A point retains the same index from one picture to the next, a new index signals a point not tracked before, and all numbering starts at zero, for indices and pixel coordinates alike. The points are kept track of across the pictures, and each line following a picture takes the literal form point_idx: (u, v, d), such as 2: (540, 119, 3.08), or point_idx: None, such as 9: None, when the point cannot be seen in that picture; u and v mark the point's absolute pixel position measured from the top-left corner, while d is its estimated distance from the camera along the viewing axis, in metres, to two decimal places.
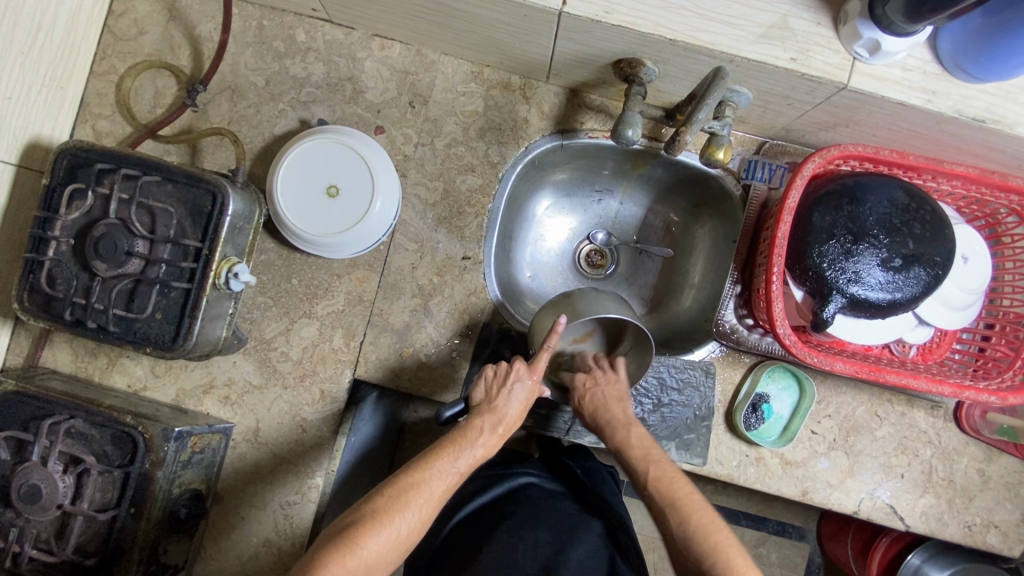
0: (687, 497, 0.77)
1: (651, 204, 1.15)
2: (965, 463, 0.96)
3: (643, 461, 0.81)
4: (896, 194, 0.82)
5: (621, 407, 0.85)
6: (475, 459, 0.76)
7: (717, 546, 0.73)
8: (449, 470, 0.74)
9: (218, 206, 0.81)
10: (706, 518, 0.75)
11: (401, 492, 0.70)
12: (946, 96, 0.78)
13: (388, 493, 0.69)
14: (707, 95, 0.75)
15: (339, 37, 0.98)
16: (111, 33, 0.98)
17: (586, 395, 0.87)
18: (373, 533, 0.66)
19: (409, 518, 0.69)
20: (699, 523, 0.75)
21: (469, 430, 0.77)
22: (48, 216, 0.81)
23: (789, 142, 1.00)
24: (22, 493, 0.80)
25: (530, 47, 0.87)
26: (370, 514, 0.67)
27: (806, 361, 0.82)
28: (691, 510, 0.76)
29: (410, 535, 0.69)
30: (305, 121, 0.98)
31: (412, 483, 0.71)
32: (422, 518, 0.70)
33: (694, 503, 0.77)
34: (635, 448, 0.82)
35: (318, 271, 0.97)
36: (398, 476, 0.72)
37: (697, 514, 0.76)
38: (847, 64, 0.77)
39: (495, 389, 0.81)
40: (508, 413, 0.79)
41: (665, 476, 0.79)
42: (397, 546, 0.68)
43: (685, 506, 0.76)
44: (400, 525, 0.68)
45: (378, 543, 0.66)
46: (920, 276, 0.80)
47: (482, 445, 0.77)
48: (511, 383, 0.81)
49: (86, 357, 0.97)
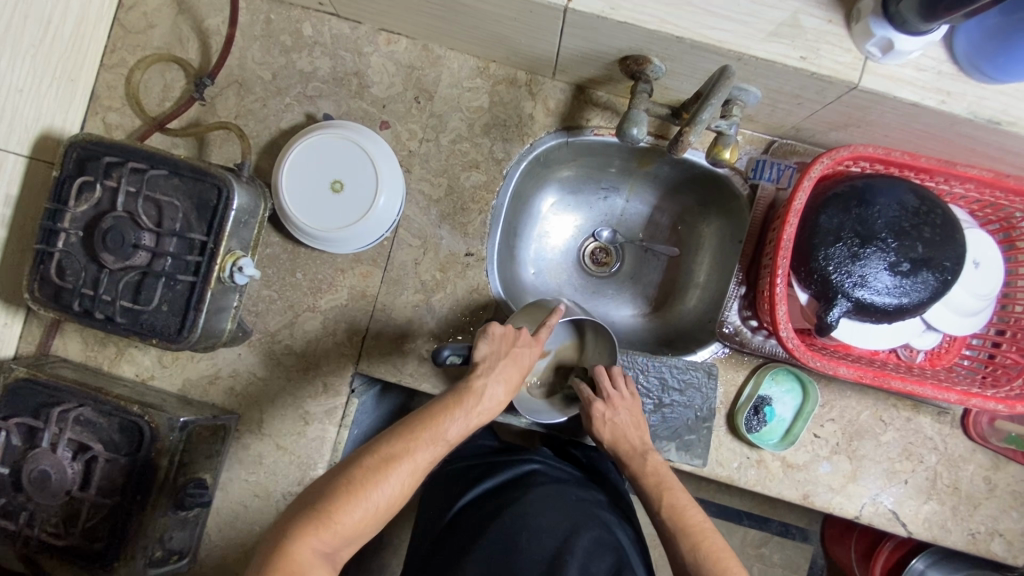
0: (698, 531, 0.79)
1: (658, 202, 1.14)
2: (971, 471, 0.95)
3: (656, 487, 0.84)
4: (906, 196, 0.81)
5: (637, 434, 0.87)
6: (465, 428, 0.75)
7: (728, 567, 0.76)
8: (439, 440, 0.73)
9: (223, 200, 0.82)
10: (717, 546, 0.78)
11: (384, 463, 0.69)
12: (961, 97, 0.76)
13: (373, 462, 0.69)
14: (713, 94, 0.74)
15: (346, 31, 0.98)
16: (122, 27, 0.99)
17: (604, 424, 0.86)
18: (354, 505, 0.66)
19: (391, 488, 0.69)
20: (709, 550, 0.77)
21: (466, 395, 0.76)
22: (58, 208, 0.82)
23: (799, 142, 0.98)
24: (33, 478, 0.82)
25: (536, 43, 0.87)
26: (353, 486, 0.67)
27: (809, 365, 0.81)
28: (701, 539, 0.78)
29: (388, 506, 0.69)
30: (311, 116, 0.98)
31: (396, 453, 0.70)
32: (404, 489, 0.70)
33: (705, 531, 0.80)
34: (648, 475, 0.85)
35: (323, 265, 0.98)
36: (381, 444, 0.70)
37: (708, 542, 0.78)
38: (858, 63, 0.76)
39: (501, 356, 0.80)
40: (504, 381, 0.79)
41: (680, 505, 0.82)
42: (376, 516, 0.68)
43: (699, 536, 0.79)
44: (383, 494, 0.68)
45: (353, 516, 0.66)
46: (928, 281, 0.79)
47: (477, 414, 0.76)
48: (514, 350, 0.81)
49: (96, 346, 0.99)
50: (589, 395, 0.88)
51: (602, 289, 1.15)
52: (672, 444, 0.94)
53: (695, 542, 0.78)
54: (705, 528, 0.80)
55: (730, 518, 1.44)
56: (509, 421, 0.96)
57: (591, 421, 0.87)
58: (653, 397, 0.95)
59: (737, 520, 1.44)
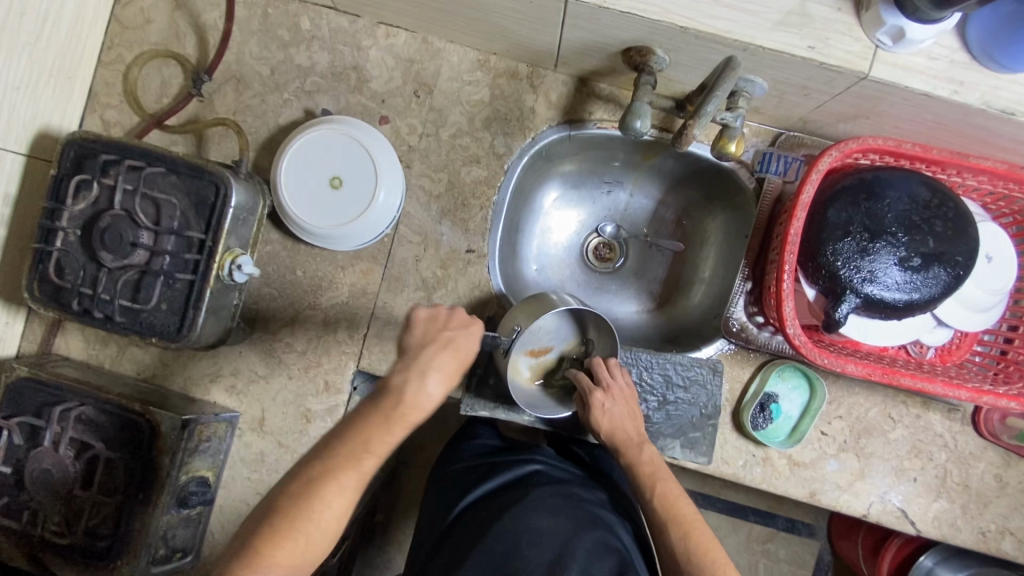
0: (686, 521, 0.80)
1: (662, 197, 1.12)
2: (982, 468, 0.93)
3: (650, 478, 0.83)
4: (917, 189, 0.79)
5: (633, 425, 0.86)
6: (398, 426, 0.72)
7: (714, 562, 0.77)
8: (360, 450, 0.70)
9: (221, 198, 0.81)
10: (705, 536, 0.78)
11: (308, 489, 0.67)
12: (974, 87, 0.74)
13: (299, 488, 0.67)
14: (717, 86, 0.72)
15: (344, 25, 0.97)
16: (119, 22, 0.98)
17: (605, 413, 0.84)
18: (286, 537, 0.65)
19: (324, 512, 0.67)
20: (700, 542, 0.78)
21: (386, 397, 0.72)
22: (56, 206, 0.82)
23: (806, 134, 0.96)
24: (34, 476, 0.84)
25: (537, 35, 0.85)
26: (285, 517, 0.66)
27: (816, 362, 0.80)
28: (692, 530, 0.79)
29: (330, 529, 0.67)
30: (310, 111, 0.97)
31: (320, 473, 0.68)
32: (342, 508, 0.68)
33: (695, 523, 0.80)
34: (644, 464, 0.84)
35: (323, 263, 0.97)
36: (301, 472, 0.69)
37: (697, 533, 0.79)
38: (868, 52, 0.73)
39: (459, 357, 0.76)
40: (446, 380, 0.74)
41: (671, 495, 0.82)
42: (321, 539, 0.67)
43: (693, 528, 0.79)
44: (315, 520, 0.66)
45: (283, 554, 0.65)
46: (939, 276, 0.77)
47: (401, 413, 0.72)
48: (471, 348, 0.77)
49: (97, 345, 0.99)
50: (587, 385, 0.86)
51: (606, 285, 1.13)
52: (677, 442, 0.93)
53: (685, 533, 0.79)
54: (695, 520, 0.80)
55: (736, 514, 1.43)
56: (511, 418, 0.95)
57: (591, 411, 0.84)
58: (658, 393, 0.94)
59: (743, 516, 1.43)
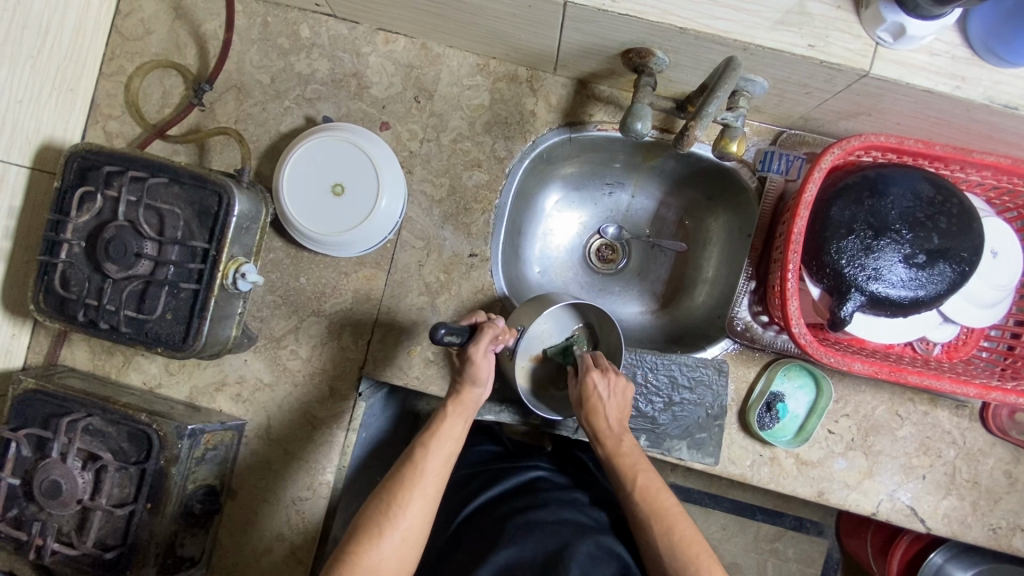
0: (667, 510, 0.80)
1: (664, 197, 1.12)
2: (991, 465, 0.93)
3: (630, 469, 0.83)
4: (921, 186, 0.78)
5: (617, 415, 0.85)
6: (462, 421, 0.84)
7: (697, 556, 0.77)
8: (430, 446, 0.80)
9: (224, 207, 0.81)
10: (687, 529, 0.79)
11: (393, 492, 0.77)
12: (977, 82, 0.74)
13: (388, 490, 0.77)
14: (718, 86, 0.72)
15: (343, 32, 0.97)
16: (119, 34, 0.98)
17: (595, 395, 0.84)
18: (373, 541, 0.74)
19: (405, 510, 0.76)
20: (681, 535, 0.78)
21: (450, 397, 0.85)
22: (60, 218, 0.82)
23: (808, 132, 0.95)
24: (44, 488, 0.83)
25: (536, 38, 0.85)
26: (375, 521, 0.75)
27: (822, 361, 0.80)
28: (674, 524, 0.79)
29: (414, 531, 0.76)
30: (311, 118, 0.97)
31: (405, 476, 0.78)
32: (422, 508, 0.77)
33: (677, 516, 0.80)
34: (625, 455, 0.84)
35: (326, 269, 0.97)
36: (377, 494, 0.78)
37: (679, 526, 0.79)
38: (869, 50, 0.73)
39: (474, 343, 0.82)
40: (483, 367, 0.83)
41: (651, 489, 0.82)
42: (406, 542, 0.75)
43: (675, 521, 0.80)
44: (403, 518, 0.75)
45: (389, 546, 0.74)
46: (945, 272, 0.76)
47: (463, 408, 0.84)
48: (486, 324, 0.84)
49: (103, 355, 0.99)
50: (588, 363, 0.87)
51: (609, 287, 1.13)
52: (684, 443, 0.93)
53: (667, 526, 0.79)
54: (676, 514, 0.80)
55: (743, 513, 1.42)
56: (504, 419, 0.96)
57: (583, 390, 0.85)
58: (664, 395, 0.94)
59: (751, 515, 1.42)
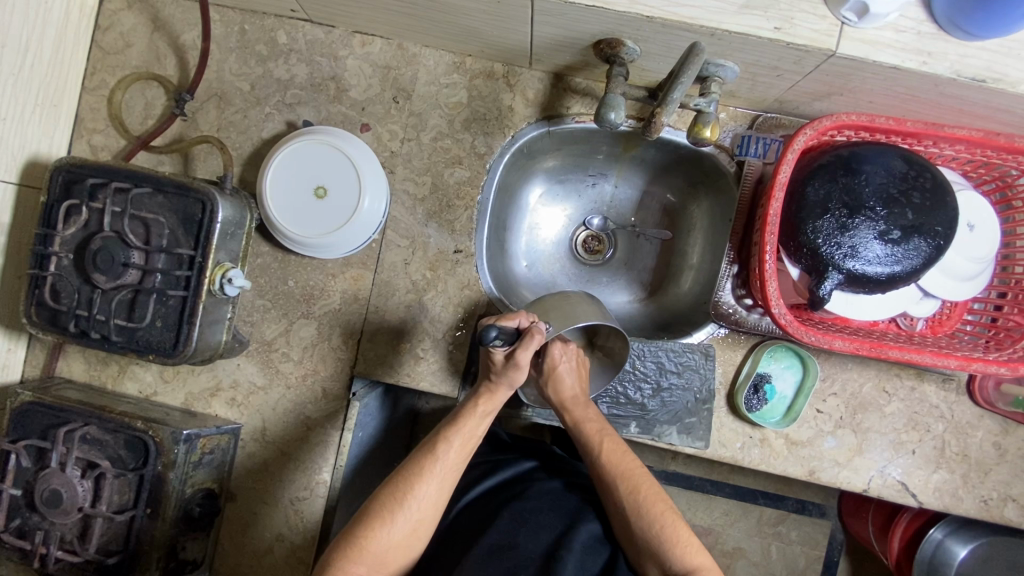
0: (631, 470, 0.83)
1: (647, 186, 1.12)
2: (980, 437, 0.93)
3: (597, 435, 0.85)
4: (894, 162, 0.79)
5: (581, 387, 0.89)
6: (486, 419, 0.84)
7: (661, 514, 0.79)
8: (451, 439, 0.81)
9: (207, 214, 0.82)
10: (651, 487, 0.81)
11: (409, 479, 0.79)
12: (943, 57, 0.74)
13: (405, 476, 0.79)
14: (682, 72, 0.73)
15: (320, 37, 0.98)
16: (100, 48, 1.00)
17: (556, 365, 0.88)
18: (384, 529, 0.76)
19: (420, 499, 0.78)
20: (646, 494, 0.81)
21: (480, 393, 0.85)
22: (48, 232, 0.84)
23: (784, 114, 0.96)
24: (45, 497, 0.85)
25: (508, 33, 0.86)
26: (388, 508, 0.77)
27: (803, 340, 0.81)
28: (639, 483, 0.82)
29: (424, 520, 0.79)
30: (292, 124, 0.99)
31: (423, 466, 0.80)
32: (435, 496, 0.79)
33: (642, 477, 0.82)
34: (591, 422, 0.86)
35: (313, 271, 0.98)
36: (392, 482, 0.79)
37: (645, 486, 0.81)
38: (834, 30, 0.74)
39: (524, 348, 0.80)
40: (522, 371, 0.81)
41: (616, 451, 0.84)
42: (413, 530, 0.78)
43: (638, 479, 0.82)
44: (415, 508, 0.78)
45: (394, 534, 0.76)
46: (920, 247, 0.77)
47: (491, 407, 0.84)
48: (533, 328, 0.80)
49: (98, 365, 1.01)
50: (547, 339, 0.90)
51: (596, 277, 1.14)
52: (674, 428, 0.93)
53: (633, 487, 0.81)
54: (640, 474, 0.83)
55: (745, 498, 1.42)
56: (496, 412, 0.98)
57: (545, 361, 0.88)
58: (652, 381, 0.95)
59: (752, 500, 1.43)
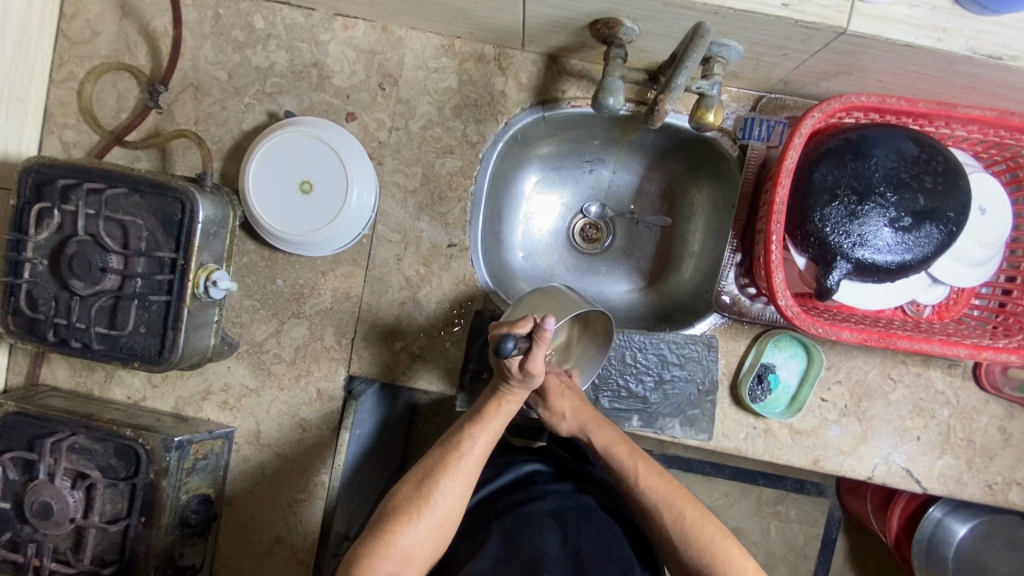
0: (674, 494, 0.81)
1: (646, 171, 1.09)
2: (985, 422, 0.92)
3: (629, 458, 0.84)
4: (904, 145, 0.76)
5: None
6: (506, 416, 0.82)
7: (712, 537, 0.77)
8: (475, 437, 0.80)
9: (187, 214, 0.78)
10: (695, 510, 0.79)
11: (432, 476, 0.77)
12: (959, 33, 0.71)
13: (427, 473, 0.78)
14: (686, 55, 0.69)
15: (300, 20, 0.93)
16: (66, 37, 0.94)
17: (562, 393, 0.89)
18: (409, 525, 0.74)
19: (444, 497, 0.76)
20: (689, 516, 0.78)
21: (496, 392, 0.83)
22: (19, 237, 0.79)
23: (788, 95, 0.92)
24: (35, 510, 0.83)
25: (500, 14, 0.81)
26: (411, 505, 0.76)
27: (810, 331, 0.78)
28: (682, 507, 0.79)
29: (449, 517, 0.76)
30: (274, 115, 0.94)
31: (446, 462, 0.78)
32: (459, 494, 0.77)
33: (684, 498, 0.80)
34: (620, 445, 0.85)
35: (302, 269, 0.95)
36: (415, 480, 0.78)
37: (687, 509, 0.79)
38: (845, 5, 0.69)
39: (532, 359, 0.77)
40: (540, 374, 0.78)
41: (652, 474, 0.82)
42: (439, 528, 0.76)
43: (679, 501, 0.80)
44: (439, 505, 0.76)
45: (418, 531, 0.74)
46: (931, 234, 0.75)
47: (511, 407, 0.82)
48: (541, 333, 0.75)
49: (83, 371, 0.97)
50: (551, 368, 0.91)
51: (595, 267, 1.11)
52: (677, 420, 0.91)
53: (674, 512, 0.79)
54: (683, 495, 0.81)
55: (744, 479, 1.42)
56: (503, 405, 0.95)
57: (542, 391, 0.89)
58: (653, 373, 0.93)
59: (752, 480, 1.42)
